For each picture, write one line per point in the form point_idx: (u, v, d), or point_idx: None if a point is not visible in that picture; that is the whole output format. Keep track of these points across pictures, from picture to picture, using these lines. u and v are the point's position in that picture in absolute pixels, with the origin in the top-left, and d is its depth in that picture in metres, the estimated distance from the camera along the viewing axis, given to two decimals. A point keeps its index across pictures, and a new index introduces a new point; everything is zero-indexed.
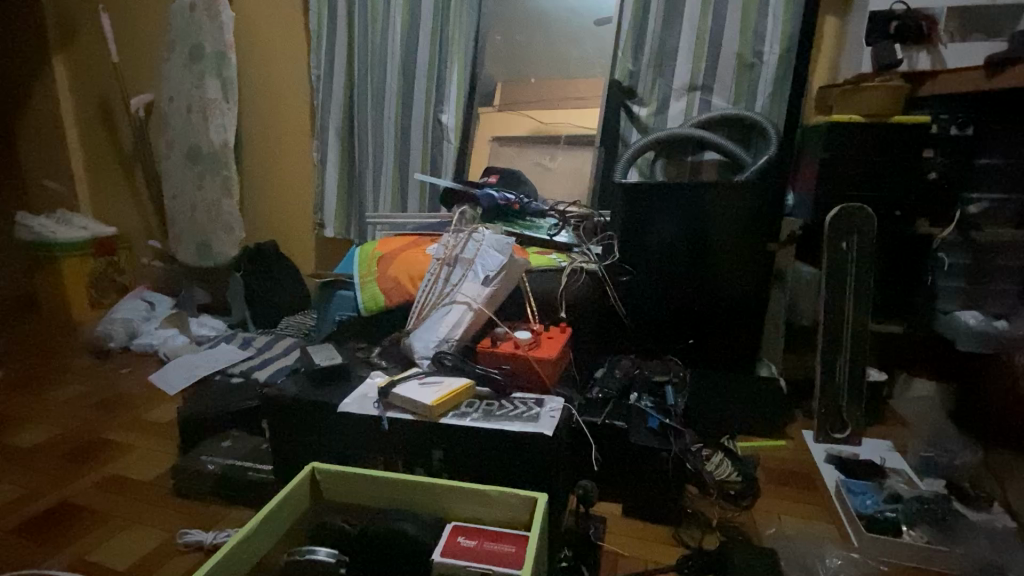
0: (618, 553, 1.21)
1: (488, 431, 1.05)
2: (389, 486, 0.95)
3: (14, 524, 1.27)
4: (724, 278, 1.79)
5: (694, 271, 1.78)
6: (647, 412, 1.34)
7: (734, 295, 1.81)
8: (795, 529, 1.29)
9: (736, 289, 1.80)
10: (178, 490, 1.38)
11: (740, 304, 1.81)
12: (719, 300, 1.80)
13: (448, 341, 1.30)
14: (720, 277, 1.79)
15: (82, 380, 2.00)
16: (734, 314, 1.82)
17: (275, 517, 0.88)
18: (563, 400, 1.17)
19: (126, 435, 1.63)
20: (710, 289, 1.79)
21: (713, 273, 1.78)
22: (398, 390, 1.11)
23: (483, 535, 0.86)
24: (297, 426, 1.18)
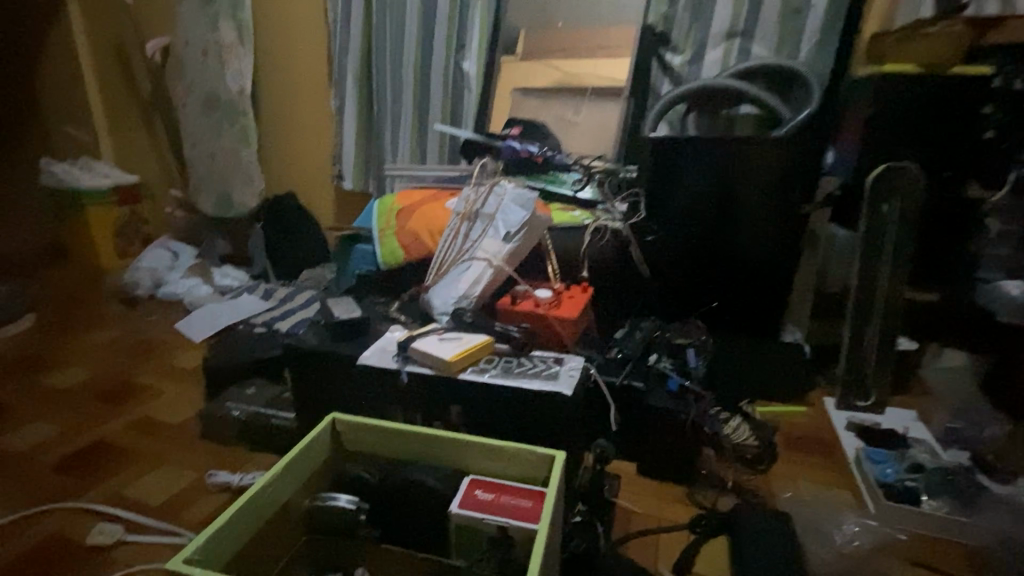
0: (631, 510, 1.23)
1: (507, 389, 1.04)
2: (410, 441, 0.94)
3: (54, 459, 1.34)
4: (754, 240, 1.72)
5: (723, 231, 1.71)
6: (667, 373, 1.34)
7: (764, 258, 1.74)
8: (811, 494, 1.28)
9: (766, 251, 1.74)
10: (206, 433, 1.43)
11: (770, 267, 1.75)
12: (746, 262, 1.74)
13: (467, 298, 1.27)
14: (750, 239, 1.72)
15: (112, 326, 2.06)
16: (761, 277, 1.76)
17: (298, 464, 0.88)
18: (582, 359, 1.15)
19: (156, 379, 1.69)
20: (739, 251, 1.73)
21: (744, 234, 1.72)
22: (418, 344, 1.11)
23: (500, 489, 0.87)
24: (319, 378, 1.19)
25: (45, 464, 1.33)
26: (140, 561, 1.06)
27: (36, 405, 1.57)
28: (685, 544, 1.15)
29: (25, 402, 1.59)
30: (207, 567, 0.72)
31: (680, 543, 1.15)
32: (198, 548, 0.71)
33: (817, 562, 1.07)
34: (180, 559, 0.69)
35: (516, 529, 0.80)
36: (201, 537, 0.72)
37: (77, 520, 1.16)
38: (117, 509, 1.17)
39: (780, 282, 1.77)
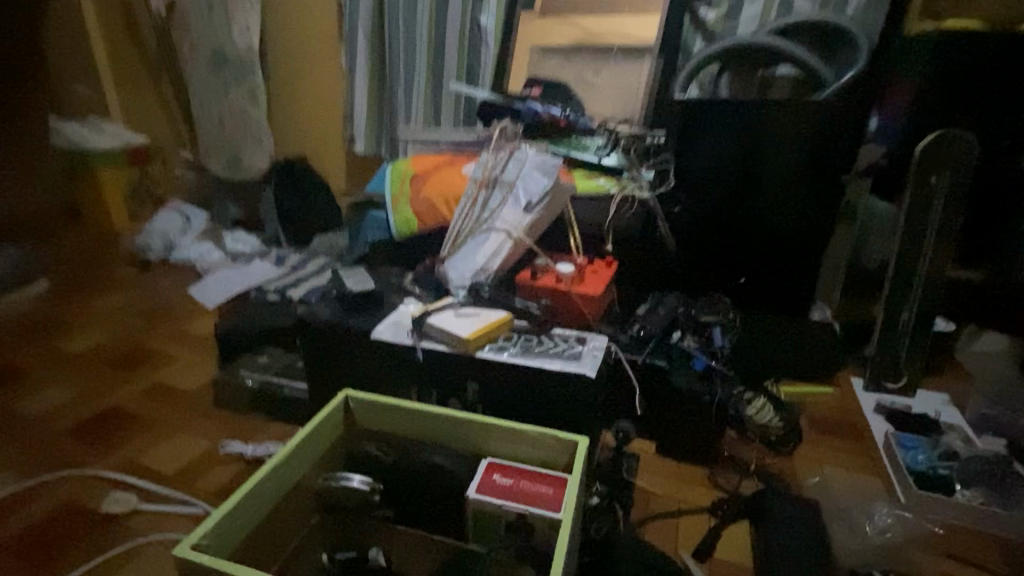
0: (650, 491, 1.20)
1: (528, 369, 1.00)
2: (425, 421, 0.90)
3: (69, 424, 1.34)
4: (787, 212, 1.63)
5: (753, 202, 1.62)
6: (692, 352, 1.28)
7: (797, 231, 1.64)
8: (839, 481, 1.23)
9: (799, 224, 1.64)
10: (219, 402, 1.41)
11: (803, 241, 1.65)
12: (778, 234, 1.65)
13: (485, 271, 1.21)
14: (783, 211, 1.62)
15: (125, 290, 2.04)
16: (793, 251, 1.66)
17: (310, 443, 0.85)
18: (606, 339, 1.10)
19: (169, 345, 1.68)
20: (770, 224, 1.64)
21: (776, 206, 1.62)
22: (433, 319, 1.06)
23: (520, 473, 0.83)
24: (331, 351, 1.16)
25: (61, 430, 1.32)
26: (155, 530, 1.06)
27: (50, 369, 1.57)
28: (705, 528, 1.12)
29: (41, 366, 1.59)
30: (216, 552, 0.71)
31: (701, 527, 1.12)
32: (207, 533, 0.69)
33: (846, 552, 1.03)
34: (188, 544, 0.67)
35: (537, 518, 0.77)
36: (209, 521, 0.70)
37: (92, 487, 1.15)
38: (132, 478, 1.17)
39: (813, 256, 1.67)
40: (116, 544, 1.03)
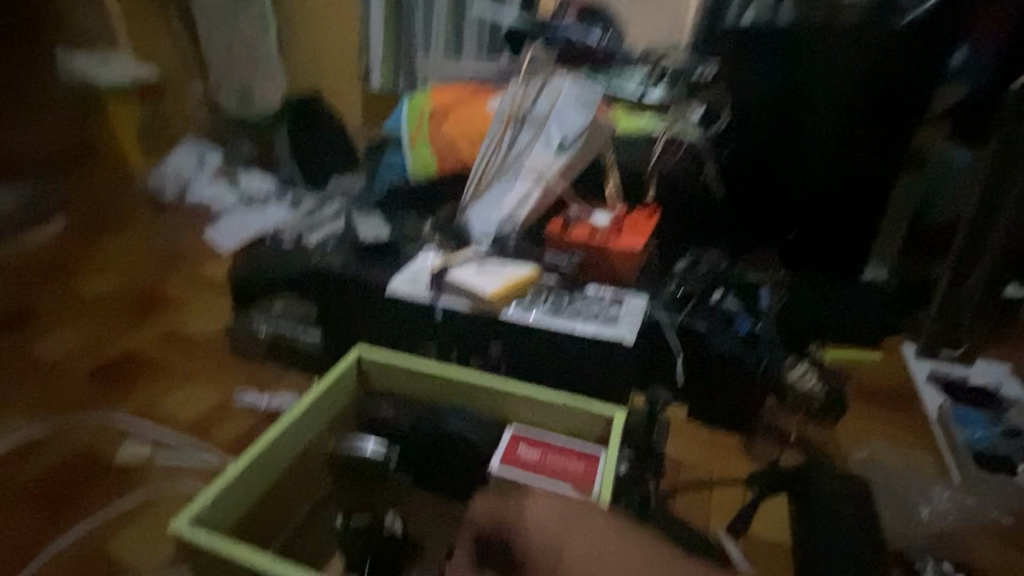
0: (680, 458, 1.13)
1: (559, 333, 0.93)
2: (444, 384, 0.83)
3: (86, 368, 1.32)
4: (851, 158, 1.45)
5: (812, 147, 1.44)
6: (734, 314, 1.16)
7: (861, 180, 1.46)
8: (887, 457, 1.14)
9: (865, 172, 1.46)
10: (233, 349, 1.36)
11: (868, 193, 1.48)
12: (839, 183, 1.47)
13: (513, 220, 1.10)
14: (846, 157, 1.45)
15: (140, 231, 1.99)
16: (853, 204, 1.49)
17: (319, 406, 0.79)
18: (645, 296, 1.00)
19: (184, 289, 1.63)
20: (831, 172, 1.46)
21: (839, 151, 1.44)
22: (455, 274, 0.98)
23: (548, 445, 0.76)
24: (344, 303, 1.07)
25: (78, 374, 1.30)
26: (171, 480, 1.04)
27: (67, 311, 1.54)
28: (739, 501, 1.05)
29: (58, 307, 1.56)
30: (218, 524, 0.67)
31: (735, 501, 1.05)
32: (204, 508, 0.66)
33: (894, 539, 0.97)
34: (185, 519, 0.64)
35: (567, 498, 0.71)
36: (206, 495, 0.66)
37: (107, 433, 1.14)
38: (146, 426, 1.15)
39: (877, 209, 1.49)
40: (131, 495, 1.02)
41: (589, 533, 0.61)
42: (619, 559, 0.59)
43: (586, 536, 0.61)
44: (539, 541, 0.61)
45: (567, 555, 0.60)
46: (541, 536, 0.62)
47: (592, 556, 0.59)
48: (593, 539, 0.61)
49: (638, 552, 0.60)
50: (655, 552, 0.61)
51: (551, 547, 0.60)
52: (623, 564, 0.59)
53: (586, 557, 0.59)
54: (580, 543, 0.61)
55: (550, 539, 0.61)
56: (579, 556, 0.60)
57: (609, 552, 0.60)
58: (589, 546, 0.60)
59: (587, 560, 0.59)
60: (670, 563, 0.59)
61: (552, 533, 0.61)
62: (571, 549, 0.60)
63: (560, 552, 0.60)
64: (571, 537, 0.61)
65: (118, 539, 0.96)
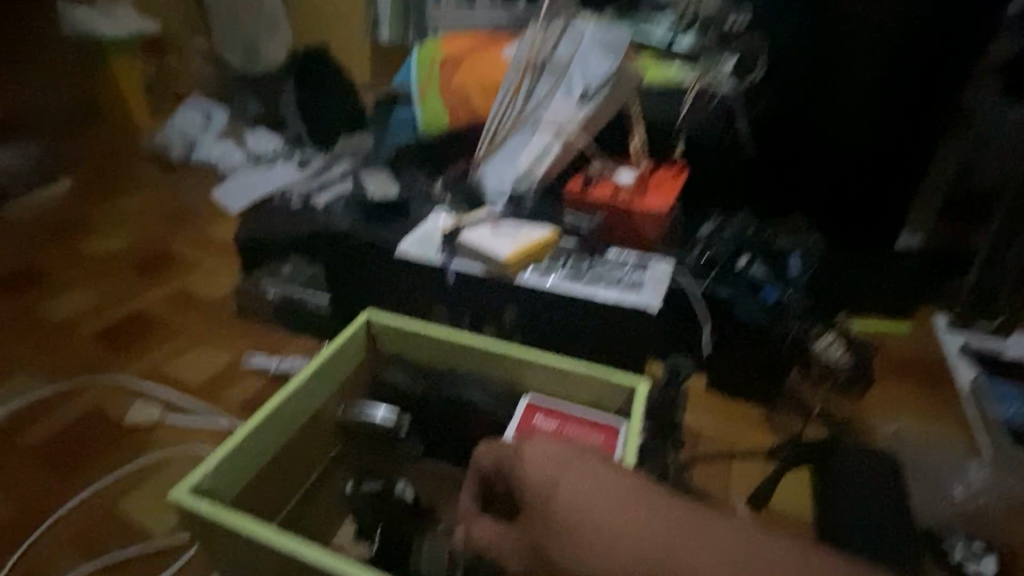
0: (699, 429, 1.09)
1: (579, 298, 0.88)
2: (458, 351, 0.79)
3: (96, 329, 1.31)
4: (899, 110, 1.31)
5: (854, 101, 1.33)
6: (760, 281, 1.10)
7: (910, 137, 1.33)
8: (915, 431, 1.10)
9: (916, 127, 1.32)
10: (241, 311, 1.34)
11: (914, 151, 1.34)
12: (884, 139, 1.34)
13: (530, 178, 1.03)
14: (893, 112, 1.32)
15: (147, 190, 1.95)
16: (898, 164, 1.36)
17: (326, 372, 0.75)
18: (670, 261, 0.95)
19: (192, 250, 1.60)
20: (874, 128, 1.34)
21: (885, 107, 1.31)
22: (467, 235, 0.93)
23: (566, 416, 0.72)
24: (353, 265, 1.03)
25: (86, 335, 1.29)
26: (182, 442, 1.04)
27: (74, 271, 1.52)
28: (759, 474, 1.02)
29: (66, 267, 1.54)
30: (223, 494, 0.65)
31: (755, 473, 1.02)
32: (205, 476, 0.62)
33: (923, 521, 0.93)
34: (185, 488, 0.61)
35: None
36: (208, 463, 0.63)
37: (118, 394, 1.13)
38: (154, 387, 1.13)
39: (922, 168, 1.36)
40: (140, 456, 1.01)
41: (591, 473, 0.56)
42: (618, 499, 0.53)
43: (587, 476, 0.56)
44: (536, 474, 0.57)
45: (562, 488, 0.55)
46: (539, 470, 0.57)
47: (589, 494, 0.54)
48: (594, 479, 0.55)
49: (642, 497, 0.54)
50: (662, 499, 0.54)
51: (549, 481, 0.56)
52: (621, 506, 0.53)
53: (582, 493, 0.54)
54: (579, 479, 0.56)
55: (547, 471, 0.57)
56: (574, 490, 0.54)
57: (608, 491, 0.54)
58: (587, 484, 0.55)
59: (583, 496, 0.54)
60: (677, 514, 0.52)
61: (551, 469, 0.57)
62: (567, 482, 0.55)
63: (555, 486, 0.55)
64: (570, 472, 0.56)
65: (127, 499, 0.94)
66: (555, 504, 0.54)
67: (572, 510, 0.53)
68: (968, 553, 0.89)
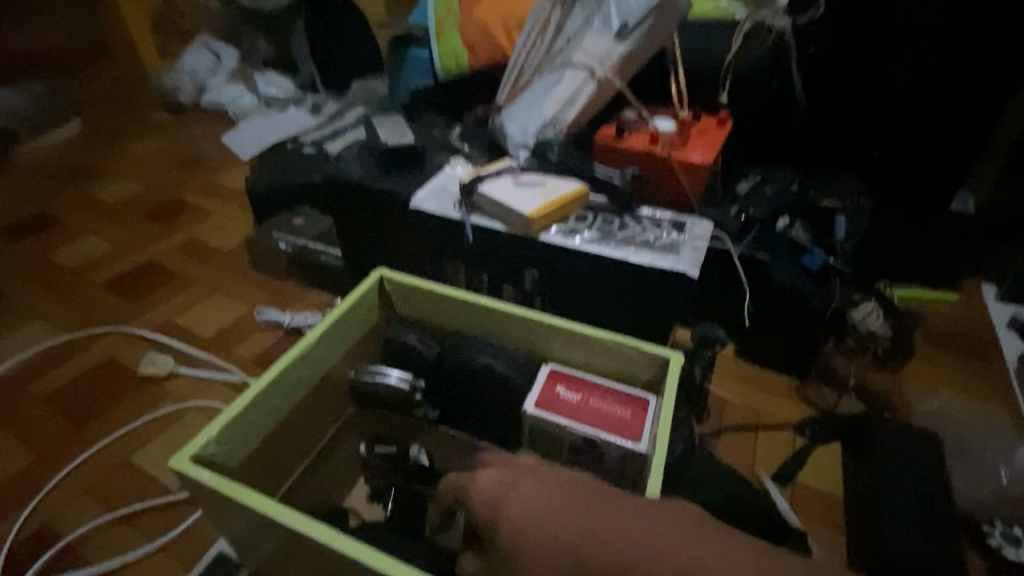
0: (726, 399, 1.04)
1: (609, 260, 0.81)
2: (476, 314, 0.74)
3: (108, 279, 1.28)
4: (987, 45, 1.11)
5: (927, 29, 1.12)
6: (803, 244, 1.01)
7: (986, 79, 1.14)
8: (959, 410, 1.03)
9: (994, 68, 1.13)
10: (253, 264, 1.30)
11: (988, 94, 1.15)
12: (961, 82, 1.15)
13: (557, 125, 0.94)
14: (969, 49, 1.12)
15: (157, 135, 1.88)
16: (970, 108, 1.17)
17: (336, 332, 0.71)
18: (709, 223, 0.87)
19: (203, 199, 1.55)
20: (950, 63, 1.14)
21: (959, 40, 1.11)
22: (487, 189, 0.85)
23: (591, 388, 0.67)
24: (365, 218, 0.97)
25: (97, 284, 1.27)
26: (195, 396, 1.02)
27: (85, 218, 1.49)
28: (788, 448, 0.98)
29: (77, 214, 1.51)
30: (227, 465, 0.60)
31: (784, 446, 0.98)
32: (209, 443, 0.57)
33: (967, 504, 0.89)
34: (187, 456, 0.56)
35: (608, 446, 0.62)
36: (211, 429, 0.58)
37: (131, 346, 1.12)
38: (167, 338, 1.12)
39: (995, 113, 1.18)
40: (157, 407, 1.00)
41: (540, 488, 0.51)
42: (572, 507, 0.49)
43: (541, 484, 0.52)
44: (486, 484, 0.53)
45: (510, 499, 0.51)
46: (491, 480, 0.54)
47: (539, 503, 0.50)
48: (546, 488, 0.51)
49: (598, 505, 0.49)
50: (623, 504, 0.49)
51: (499, 491, 0.52)
52: (576, 515, 0.48)
53: (533, 503, 0.50)
54: (529, 489, 0.51)
55: (494, 489, 0.52)
56: (524, 500, 0.50)
57: (561, 498, 0.49)
58: (537, 492, 0.50)
59: (533, 506, 0.49)
60: (638, 517, 0.47)
61: (503, 480, 0.53)
62: (516, 493, 0.51)
63: (504, 499, 0.51)
64: (516, 488, 0.51)
65: (143, 450, 0.93)
66: (504, 518, 0.50)
67: (522, 522, 0.48)
68: (1006, 539, 0.84)
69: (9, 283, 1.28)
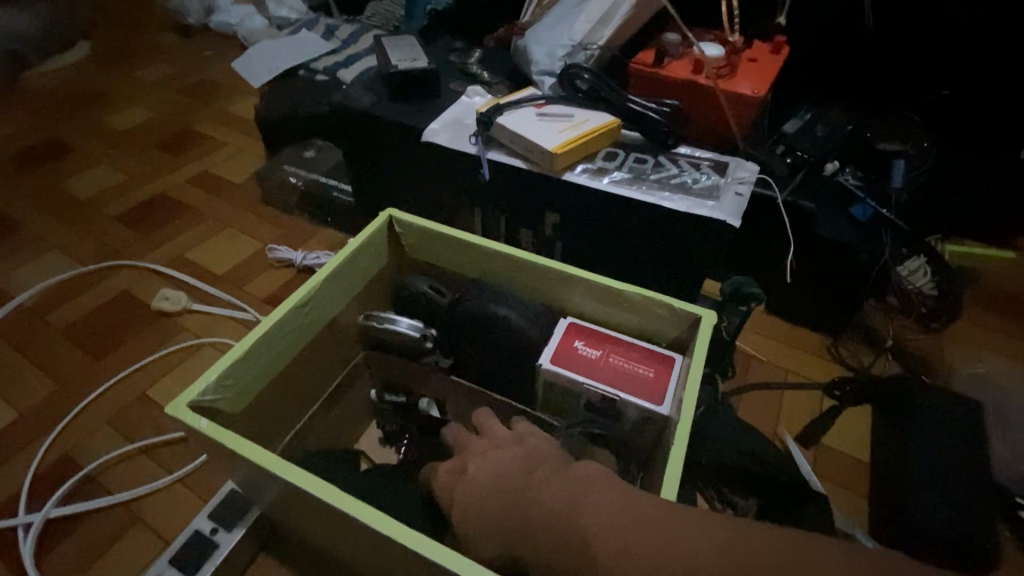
0: (752, 356, 0.99)
1: (639, 203, 0.74)
2: (491, 260, 0.68)
3: (121, 211, 1.26)
4: None
5: None
6: (854, 192, 0.92)
7: None
8: (1008, 378, 0.97)
9: None
10: (265, 198, 1.26)
11: None
12: None
13: (589, 48, 0.84)
14: None
15: (166, 59, 1.79)
16: None
17: (344, 276, 0.67)
18: (755, 166, 0.79)
19: (214, 129, 1.48)
20: None
21: None
22: (506, 120, 0.77)
23: (611, 344, 0.63)
24: (376, 153, 0.91)
25: (111, 216, 1.25)
26: (209, 332, 1.01)
27: (97, 145, 1.45)
28: (815, 408, 0.93)
29: (88, 141, 1.46)
30: (228, 412, 0.58)
31: (810, 406, 0.94)
32: (208, 390, 0.55)
33: (1006, 476, 0.84)
34: (183, 403, 0.53)
35: (627, 405, 0.58)
36: (209, 376, 0.55)
37: (144, 280, 1.11)
38: (178, 274, 1.11)
39: None
40: (171, 342, 1.00)
41: (484, 477, 0.50)
42: (503, 497, 0.48)
43: (484, 468, 0.51)
44: (440, 475, 0.54)
45: (461, 493, 0.51)
46: (446, 469, 0.54)
47: (482, 494, 0.49)
48: (482, 472, 0.50)
49: (522, 487, 0.48)
50: (545, 475, 0.48)
51: (452, 481, 0.52)
52: (501, 503, 0.48)
53: (477, 496, 0.49)
54: (476, 479, 0.51)
55: (447, 479, 0.53)
56: (470, 494, 0.50)
57: (498, 488, 0.49)
58: (478, 479, 0.50)
59: (471, 497, 0.50)
60: (556, 488, 0.46)
61: (456, 469, 0.53)
62: (464, 485, 0.51)
63: (457, 489, 0.51)
64: (464, 479, 0.51)
65: (158, 384, 0.94)
66: (454, 507, 0.51)
67: (463, 513, 0.49)
68: None
69: (23, 212, 1.27)
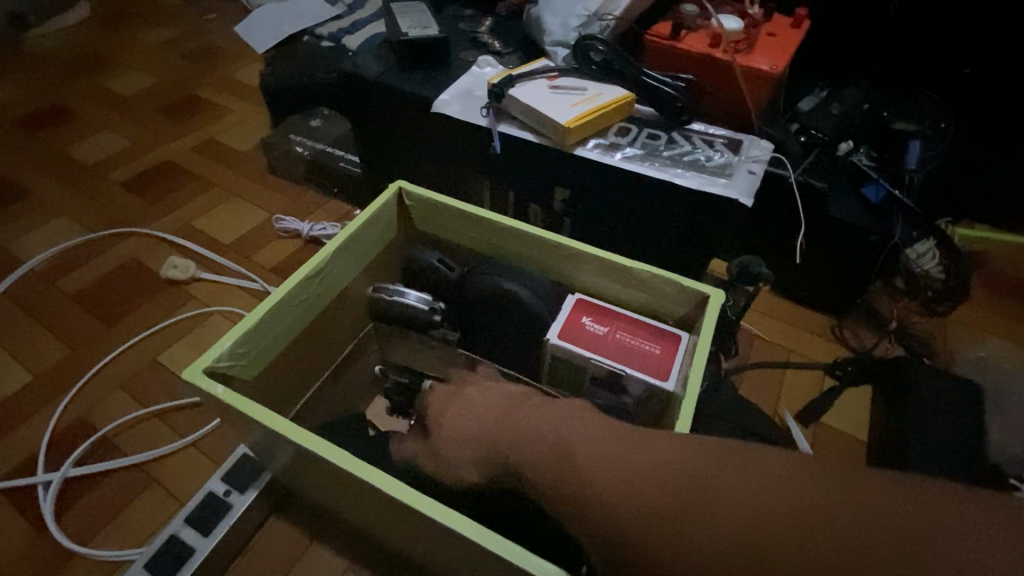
0: (756, 335, 1.00)
1: (651, 180, 0.73)
2: (497, 233, 0.68)
3: (126, 178, 1.25)
4: None
5: None
6: (867, 172, 0.90)
7: None
8: (1010, 363, 0.97)
9: None
10: (271, 168, 1.25)
11: None
12: None
13: (604, 18, 0.82)
14: None
15: (168, 22, 1.75)
16: None
17: (354, 248, 0.67)
18: (769, 145, 0.78)
19: (219, 96, 1.46)
20: None
21: None
22: (518, 92, 0.76)
23: (619, 320, 0.63)
24: (385, 124, 0.90)
25: (117, 182, 1.24)
26: (218, 301, 1.02)
27: (101, 110, 1.43)
28: (816, 387, 0.95)
29: (91, 106, 1.45)
30: (242, 377, 0.60)
31: (811, 385, 0.95)
32: (221, 357, 0.56)
33: (1002, 457, 0.85)
34: (199, 369, 0.55)
35: (633, 382, 0.59)
36: (223, 343, 0.56)
37: (152, 247, 1.11)
38: (186, 242, 1.11)
39: None
40: (180, 309, 1.01)
41: (471, 414, 0.50)
42: (490, 435, 0.48)
43: (468, 410, 0.51)
44: (433, 396, 0.55)
45: (446, 420, 0.51)
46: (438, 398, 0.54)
47: (466, 429, 0.49)
48: (466, 418, 0.50)
49: (510, 433, 0.47)
50: (535, 410, 0.48)
51: (439, 409, 0.53)
52: (485, 441, 0.48)
53: (461, 428, 0.50)
54: (464, 414, 0.50)
55: (438, 402, 0.54)
56: (455, 425, 0.50)
57: (484, 426, 0.48)
58: (470, 400, 0.52)
59: (455, 427, 0.50)
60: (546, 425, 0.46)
61: (444, 400, 0.53)
62: (451, 417, 0.51)
63: (443, 414, 0.52)
64: (451, 410, 0.52)
65: (170, 351, 0.95)
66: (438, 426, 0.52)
67: (446, 440, 0.50)
68: None
69: (29, 176, 1.26)
